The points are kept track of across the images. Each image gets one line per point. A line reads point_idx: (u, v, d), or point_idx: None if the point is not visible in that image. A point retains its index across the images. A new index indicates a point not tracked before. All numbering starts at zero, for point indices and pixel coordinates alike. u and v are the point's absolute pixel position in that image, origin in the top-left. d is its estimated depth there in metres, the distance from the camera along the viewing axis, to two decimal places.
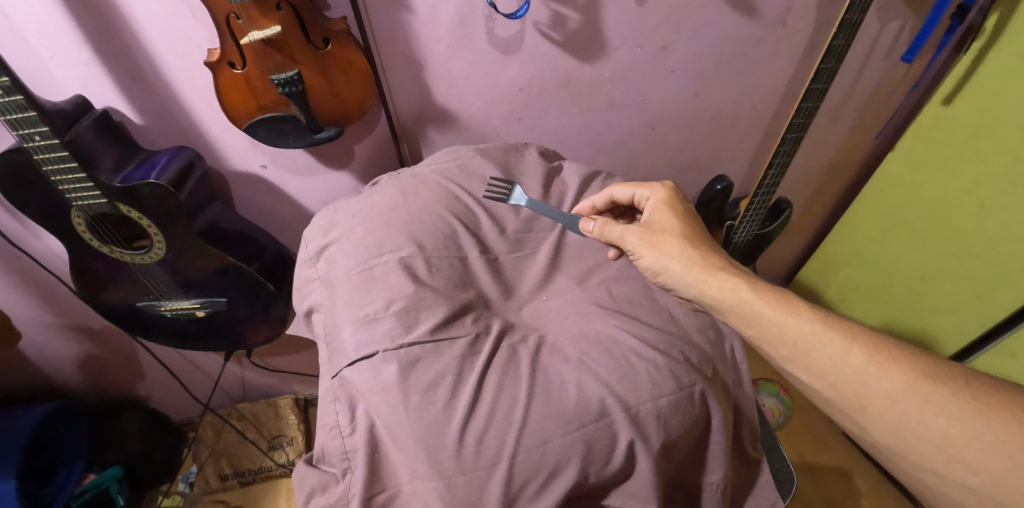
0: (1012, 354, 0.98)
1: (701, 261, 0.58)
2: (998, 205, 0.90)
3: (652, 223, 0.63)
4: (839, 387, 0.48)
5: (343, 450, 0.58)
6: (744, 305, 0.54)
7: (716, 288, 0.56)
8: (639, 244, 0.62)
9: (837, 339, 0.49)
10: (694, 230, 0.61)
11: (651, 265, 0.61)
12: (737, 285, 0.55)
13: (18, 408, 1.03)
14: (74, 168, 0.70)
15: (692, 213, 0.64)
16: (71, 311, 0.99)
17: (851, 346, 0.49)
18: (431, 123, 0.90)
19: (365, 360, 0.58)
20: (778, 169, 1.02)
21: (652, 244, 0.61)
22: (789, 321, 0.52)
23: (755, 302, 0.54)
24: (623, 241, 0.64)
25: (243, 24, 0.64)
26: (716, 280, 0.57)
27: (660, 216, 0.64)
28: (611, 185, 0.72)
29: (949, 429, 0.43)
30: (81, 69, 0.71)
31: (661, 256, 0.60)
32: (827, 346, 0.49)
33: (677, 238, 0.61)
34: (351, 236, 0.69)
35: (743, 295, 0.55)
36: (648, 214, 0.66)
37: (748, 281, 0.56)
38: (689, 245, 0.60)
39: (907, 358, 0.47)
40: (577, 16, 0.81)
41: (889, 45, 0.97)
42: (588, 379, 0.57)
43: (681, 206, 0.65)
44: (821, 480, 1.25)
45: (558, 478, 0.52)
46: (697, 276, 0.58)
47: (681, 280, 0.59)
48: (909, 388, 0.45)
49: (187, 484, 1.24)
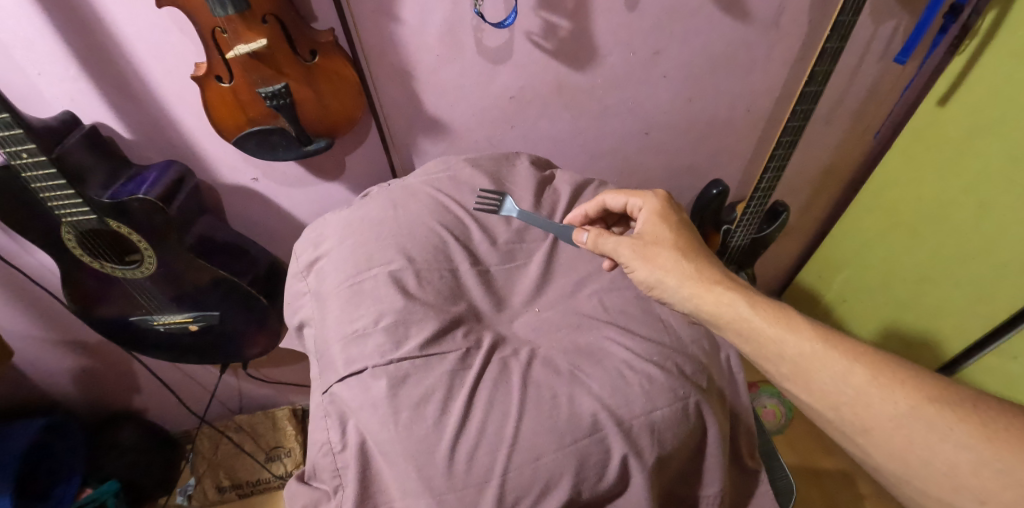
0: (1013, 357, 0.98)
1: (696, 274, 0.58)
2: (998, 206, 0.89)
3: (644, 235, 0.62)
4: (841, 409, 0.47)
5: (334, 467, 0.57)
6: (742, 320, 0.53)
7: (712, 303, 0.56)
8: (633, 257, 0.61)
9: (838, 358, 0.48)
10: (689, 242, 0.61)
11: (645, 278, 0.61)
12: (735, 299, 0.54)
13: (13, 424, 1.03)
14: (62, 185, 0.70)
15: (685, 223, 0.64)
16: (65, 326, 0.99)
17: (854, 366, 0.48)
18: (422, 132, 0.89)
19: (354, 376, 0.58)
20: (774, 173, 1.01)
21: (646, 257, 0.60)
22: (788, 338, 0.51)
23: (752, 318, 0.53)
24: (617, 253, 0.63)
25: (228, 38, 0.64)
26: (711, 295, 0.56)
27: (652, 227, 0.63)
28: (603, 192, 0.71)
29: (955, 455, 0.42)
30: (69, 85, 0.70)
31: (655, 269, 0.60)
32: (828, 366, 0.48)
33: (670, 250, 0.60)
34: (341, 250, 0.68)
35: (740, 310, 0.54)
36: (640, 225, 0.65)
37: (745, 295, 0.55)
38: (683, 258, 0.59)
39: (912, 380, 0.46)
40: (567, 23, 0.81)
41: (884, 46, 0.96)
42: (580, 393, 0.56)
43: (673, 216, 0.64)
44: (823, 484, 1.24)
45: (551, 494, 0.51)
46: (692, 290, 0.57)
47: (676, 294, 0.58)
48: (915, 412, 0.44)
49: (185, 497, 1.24)
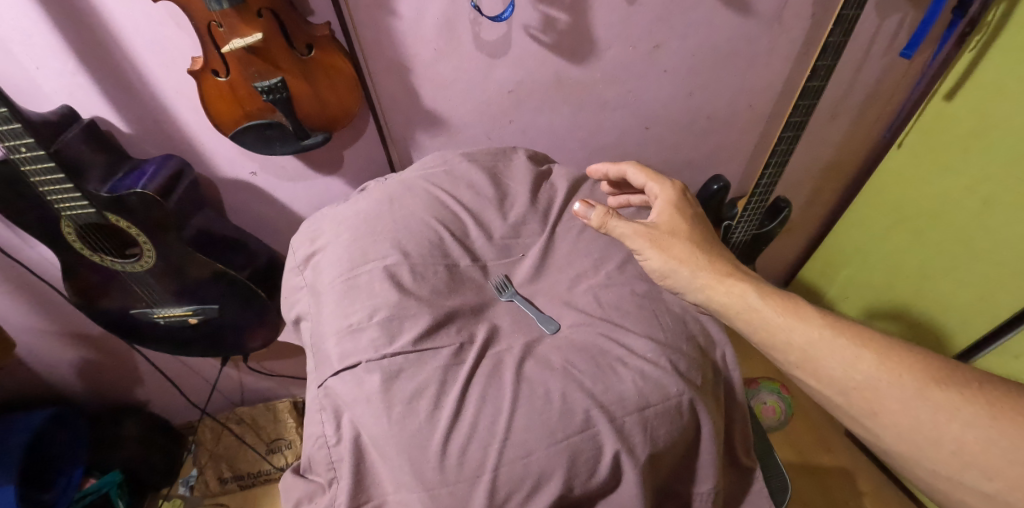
0: (1015, 355, 0.94)
1: (709, 267, 0.58)
2: (1001, 201, 0.88)
3: (659, 223, 0.62)
4: (850, 394, 0.48)
5: (329, 460, 0.57)
6: (751, 311, 0.54)
7: (723, 295, 0.56)
8: (646, 244, 0.60)
9: (845, 345, 0.49)
10: (704, 235, 0.61)
11: (657, 267, 0.60)
12: (745, 291, 0.55)
13: (18, 414, 1.04)
14: (62, 179, 0.70)
15: (700, 217, 0.63)
16: (67, 318, 1.00)
17: (861, 352, 0.48)
18: (420, 126, 0.89)
19: (349, 370, 0.58)
20: (775, 169, 1.00)
21: (659, 246, 0.60)
22: (796, 327, 0.52)
23: (761, 308, 0.54)
24: (628, 237, 0.62)
25: (224, 32, 0.64)
26: (723, 286, 0.56)
27: (668, 217, 0.62)
28: (629, 162, 0.71)
29: (963, 435, 0.43)
30: (67, 80, 0.71)
31: (669, 259, 0.59)
32: (835, 352, 0.49)
33: (684, 242, 0.60)
34: (338, 242, 0.69)
35: (750, 301, 0.54)
36: (655, 213, 0.64)
37: (755, 285, 0.55)
38: (698, 250, 0.59)
39: (918, 363, 0.46)
40: (565, 16, 0.80)
41: (889, 40, 0.94)
42: (573, 389, 0.55)
43: (688, 209, 0.64)
44: (822, 481, 1.24)
45: (543, 490, 0.51)
46: (704, 281, 0.57)
47: (688, 285, 0.59)
48: (921, 394, 0.45)
49: (187, 487, 1.26)
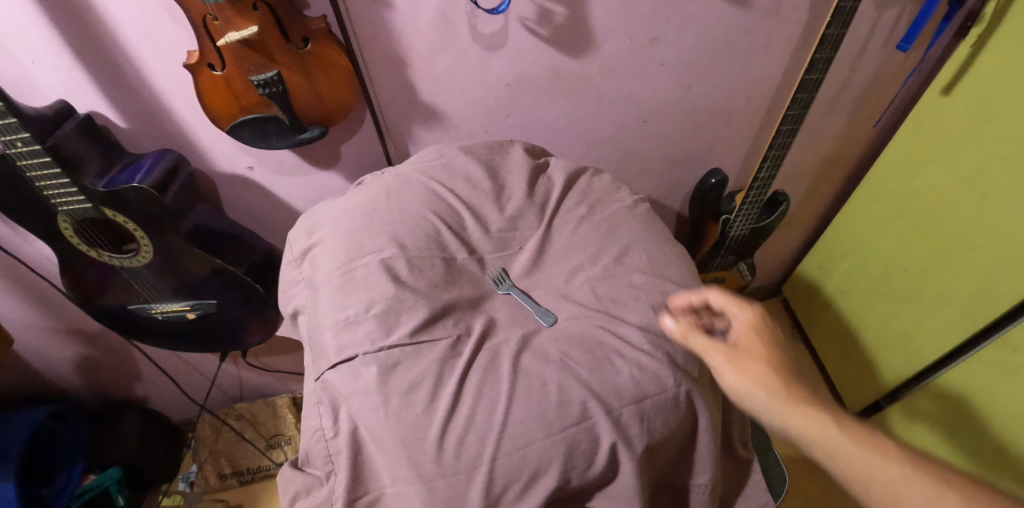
0: (1013, 348, 0.89)
1: (789, 393, 0.51)
2: (999, 193, 0.87)
3: (738, 343, 0.55)
4: None
5: (327, 453, 0.57)
6: (829, 441, 0.48)
7: (801, 421, 0.49)
8: (724, 363, 0.54)
9: (928, 485, 0.45)
10: (786, 363, 0.53)
11: (735, 389, 0.53)
12: (823, 419, 0.49)
13: (17, 410, 1.04)
14: (58, 174, 0.70)
15: (784, 343, 0.56)
16: (65, 314, 0.99)
17: (947, 494, 0.44)
18: (417, 120, 0.89)
19: (346, 363, 0.58)
20: (773, 161, 1.02)
21: (738, 367, 0.53)
22: (875, 462, 0.47)
23: (839, 439, 0.48)
24: (706, 356, 0.55)
25: (219, 25, 0.64)
26: (800, 413, 0.50)
27: (748, 338, 0.55)
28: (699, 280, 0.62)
29: None
30: (63, 74, 0.70)
31: (748, 382, 0.52)
32: (919, 494, 0.45)
33: (767, 366, 0.52)
34: (334, 236, 0.69)
35: (827, 430, 0.48)
36: (732, 333, 0.56)
37: (832, 412, 0.50)
38: (777, 374, 0.52)
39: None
40: (562, 9, 0.80)
41: (887, 33, 0.94)
42: (570, 380, 0.55)
43: (772, 333, 0.56)
44: (820, 475, 1.25)
45: (540, 481, 0.51)
46: (782, 409, 0.50)
47: (762, 409, 0.51)
48: None
49: (188, 483, 1.26)
